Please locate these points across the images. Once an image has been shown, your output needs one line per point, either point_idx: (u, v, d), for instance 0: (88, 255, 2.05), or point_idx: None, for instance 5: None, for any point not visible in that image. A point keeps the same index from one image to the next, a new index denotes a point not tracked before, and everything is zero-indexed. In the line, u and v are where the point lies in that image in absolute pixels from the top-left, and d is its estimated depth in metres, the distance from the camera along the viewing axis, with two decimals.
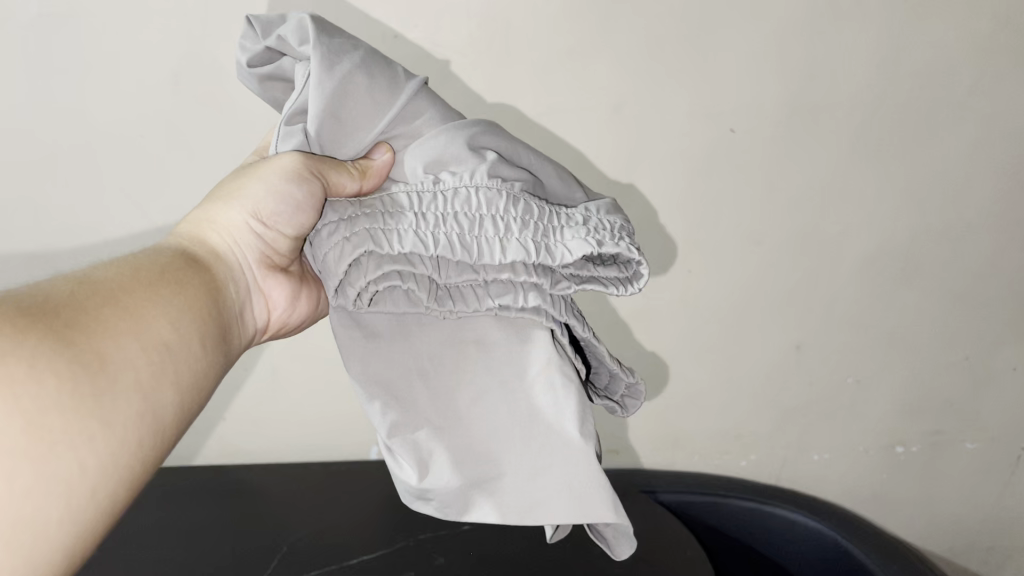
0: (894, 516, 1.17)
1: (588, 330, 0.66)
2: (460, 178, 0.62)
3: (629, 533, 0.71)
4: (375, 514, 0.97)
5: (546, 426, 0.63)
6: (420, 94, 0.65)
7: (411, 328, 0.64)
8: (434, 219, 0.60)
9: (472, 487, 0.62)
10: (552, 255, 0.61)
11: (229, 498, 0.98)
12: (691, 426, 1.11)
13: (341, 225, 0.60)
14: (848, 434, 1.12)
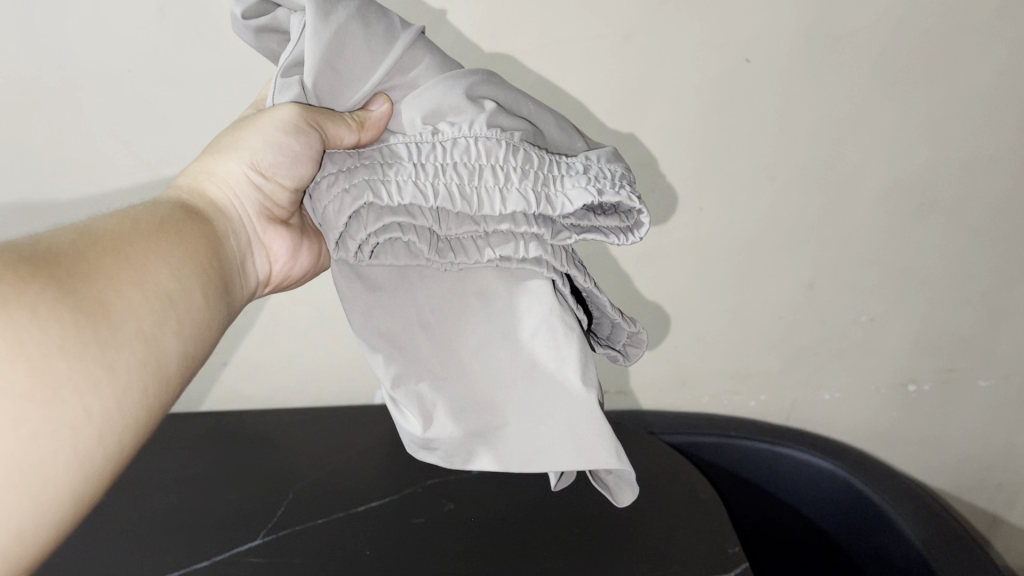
0: (904, 452, 1.12)
1: (594, 282, 0.57)
2: (458, 129, 0.52)
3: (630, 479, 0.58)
4: (347, 455, 0.90)
5: (547, 375, 0.54)
6: (418, 43, 0.54)
7: (413, 278, 0.56)
8: (432, 169, 0.51)
9: (473, 438, 0.56)
10: (551, 205, 0.50)
11: (231, 447, 0.91)
12: (702, 368, 1.06)
13: (340, 176, 0.51)
14: (859, 379, 1.06)
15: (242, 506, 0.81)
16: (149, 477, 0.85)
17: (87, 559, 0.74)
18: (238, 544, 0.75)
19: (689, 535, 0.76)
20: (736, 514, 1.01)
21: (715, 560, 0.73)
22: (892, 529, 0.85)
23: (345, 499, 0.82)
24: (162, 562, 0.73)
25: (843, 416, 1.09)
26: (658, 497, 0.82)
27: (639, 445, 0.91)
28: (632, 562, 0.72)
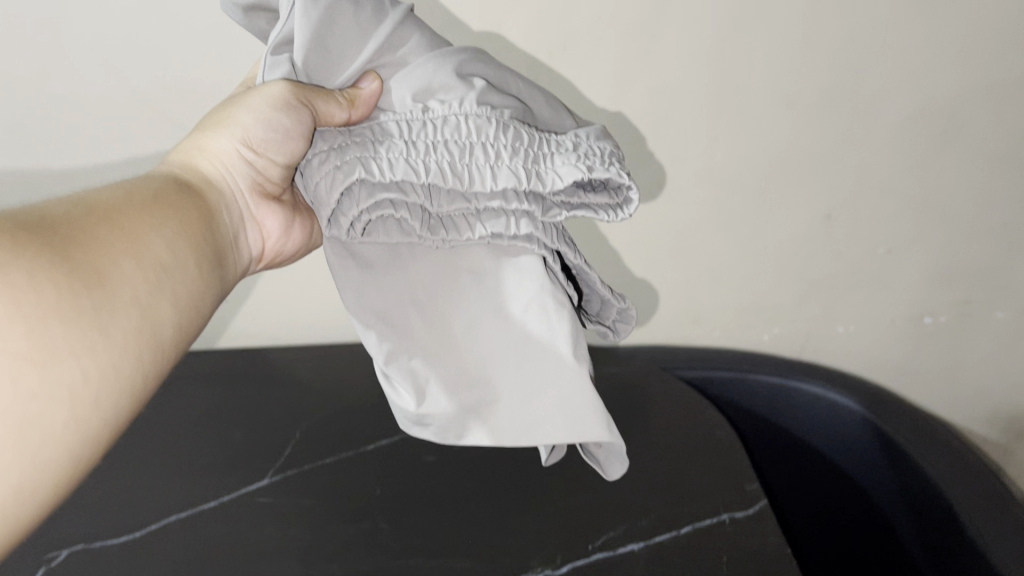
0: (918, 384, 1.11)
1: (585, 260, 0.57)
2: (449, 106, 0.50)
3: (619, 449, 0.62)
4: (354, 394, 0.88)
5: (540, 351, 0.56)
6: (408, 21, 0.53)
7: (405, 253, 0.57)
8: (423, 147, 0.50)
9: (466, 413, 0.57)
10: (542, 182, 0.50)
11: (234, 386, 0.89)
12: (714, 299, 1.04)
13: (331, 154, 0.52)
14: (874, 311, 1.04)
15: (250, 445, 0.79)
16: (153, 415, 0.84)
17: (93, 499, 0.73)
18: (247, 483, 0.74)
19: (705, 472, 0.74)
20: (755, 452, 1.00)
21: (733, 497, 0.71)
22: (908, 465, 0.83)
23: (354, 438, 0.80)
24: (170, 502, 0.72)
25: (857, 349, 1.08)
26: (673, 433, 0.80)
27: (651, 380, 0.89)
28: (648, 501, 0.71)
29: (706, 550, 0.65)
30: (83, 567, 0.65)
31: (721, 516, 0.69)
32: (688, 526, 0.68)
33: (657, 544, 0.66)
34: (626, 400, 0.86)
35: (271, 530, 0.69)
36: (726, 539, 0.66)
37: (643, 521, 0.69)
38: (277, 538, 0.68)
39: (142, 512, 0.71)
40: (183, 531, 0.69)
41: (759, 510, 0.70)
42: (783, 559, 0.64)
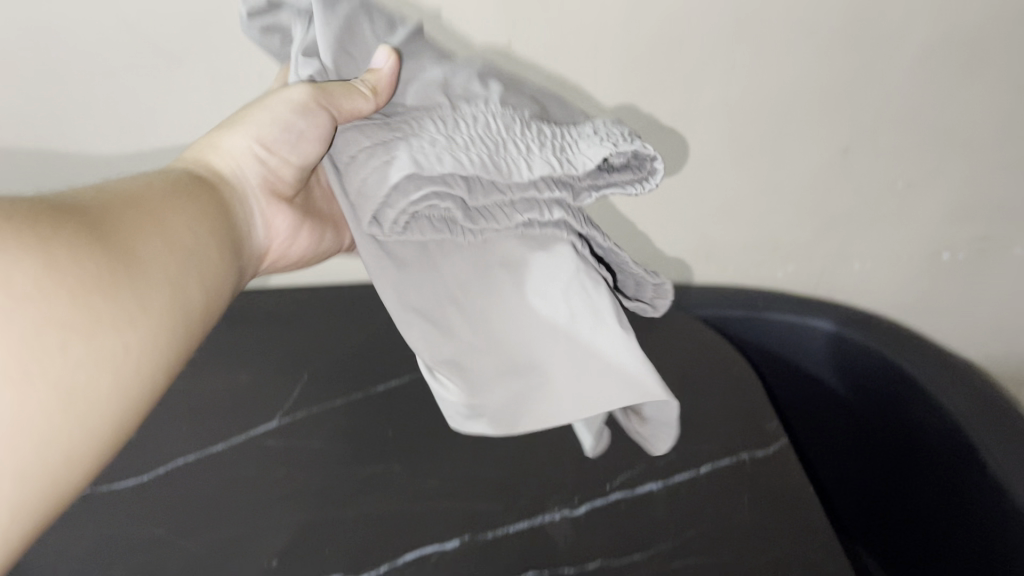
0: (935, 319, 1.09)
1: (608, 238, 0.59)
2: (474, 107, 0.53)
3: (676, 422, 0.61)
4: (361, 335, 0.86)
5: (585, 331, 0.56)
6: (414, 36, 0.56)
7: (438, 254, 0.55)
8: (459, 140, 0.50)
9: (521, 400, 0.57)
10: (574, 165, 0.52)
11: (238, 327, 0.87)
12: (727, 237, 1.01)
13: (373, 150, 0.50)
14: (890, 247, 1.02)
15: (256, 388, 0.78)
16: None
17: None
18: (255, 426, 0.73)
19: (723, 411, 0.73)
20: (776, 392, 0.99)
21: (751, 436, 0.70)
22: (926, 403, 0.81)
23: (362, 380, 0.78)
24: (176, 446, 0.71)
25: (872, 286, 1.06)
26: (688, 372, 0.78)
27: (665, 318, 0.87)
28: (665, 440, 0.69)
29: (726, 490, 0.64)
30: (90, 512, 0.64)
31: (740, 455, 0.68)
32: (707, 464, 0.67)
33: (676, 484, 0.65)
34: (640, 339, 0.84)
35: (281, 473, 0.67)
36: (747, 478, 0.65)
37: (661, 461, 0.67)
38: (287, 482, 0.66)
39: (149, 455, 0.70)
40: (192, 475, 0.67)
41: (778, 449, 0.68)
42: (804, 498, 0.63)
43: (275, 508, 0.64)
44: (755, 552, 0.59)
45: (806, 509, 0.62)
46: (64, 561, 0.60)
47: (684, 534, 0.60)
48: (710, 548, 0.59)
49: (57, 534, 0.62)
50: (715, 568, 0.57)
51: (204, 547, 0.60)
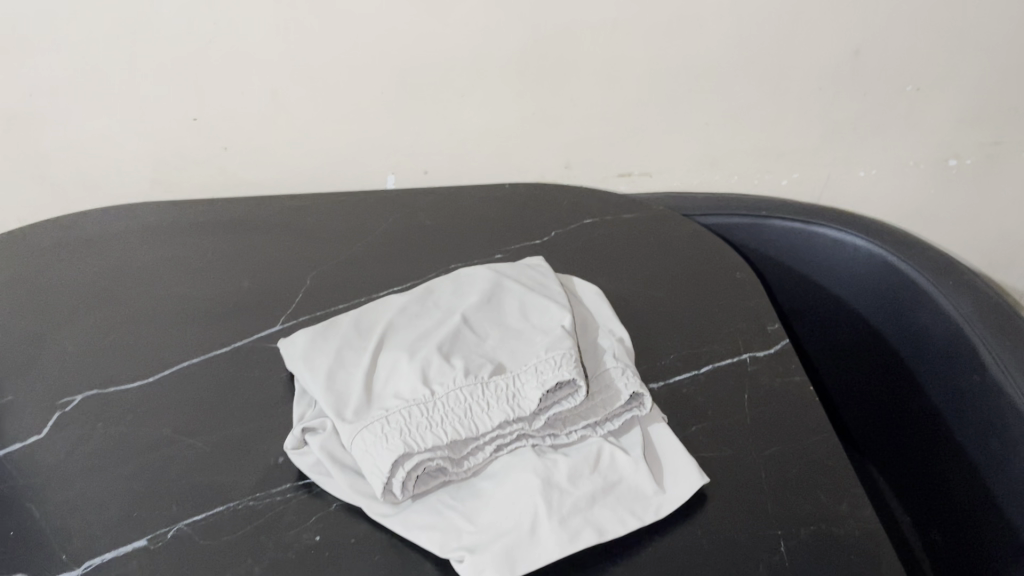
0: (939, 232, 1.08)
1: (593, 349, 0.62)
2: (447, 386, 0.57)
3: (674, 481, 0.56)
4: (361, 240, 0.85)
5: (566, 486, 0.55)
6: (382, 322, 0.64)
7: (424, 429, 0.54)
8: (433, 419, 0.55)
9: (505, 524, 0.53)
10: (521, 405, 0.56)
11: (236, 231, 0.86)
12: (733, 144, 0.99)
13: (368, 431, 0.55)
14: (898, 153, 1.00)
15: (258, 294, 0.77)
16: (149, 270, 0.80)
17: (99, 346, 0.71)
18: (258, 330, 0.73)
19: (725, 313, 0.73)
20: (784, 308, 0.97)
21: (753, 338, 0.70)
22: (930, 306, 0.81)
23: (363, 285, 0.78)
24: (180, 348, 0.71)
25: (879, 193, 1.03)
26: (691, 278, 0.78)
27: (669, 224, 0.86)
28: (667, 341, 0.70)
29: (727, 388, 0.65)
30: (98, 412, 0.65)
31: (742, 356, 0.68)
32: (708, 365, 0.67)
33: (677, 384, 0.65)
34: (643, 243, 0.83)
35: (287, 377, 0.68)
36: (748, 378, 0.66)
37: (663, 361, 0.67)
38: (292, 386, 0.67)
39: (153, 357, 0.70)
40: (198, 376, 0.68)
41: (780, 350, 0.69)
42: (808, 404, 0.63)
43: (282, 410, 0.65)
44: (754, 448, 0.60)
45: (805, 407, 0.63)
46: (75, 458, 0.61)
47: (685, 429, 0.61)
48: (710, 443, 0.60)
49: (67, 433, 0.63)
50: (715, 462, 0.59)
51: (212, 446, 0.62)
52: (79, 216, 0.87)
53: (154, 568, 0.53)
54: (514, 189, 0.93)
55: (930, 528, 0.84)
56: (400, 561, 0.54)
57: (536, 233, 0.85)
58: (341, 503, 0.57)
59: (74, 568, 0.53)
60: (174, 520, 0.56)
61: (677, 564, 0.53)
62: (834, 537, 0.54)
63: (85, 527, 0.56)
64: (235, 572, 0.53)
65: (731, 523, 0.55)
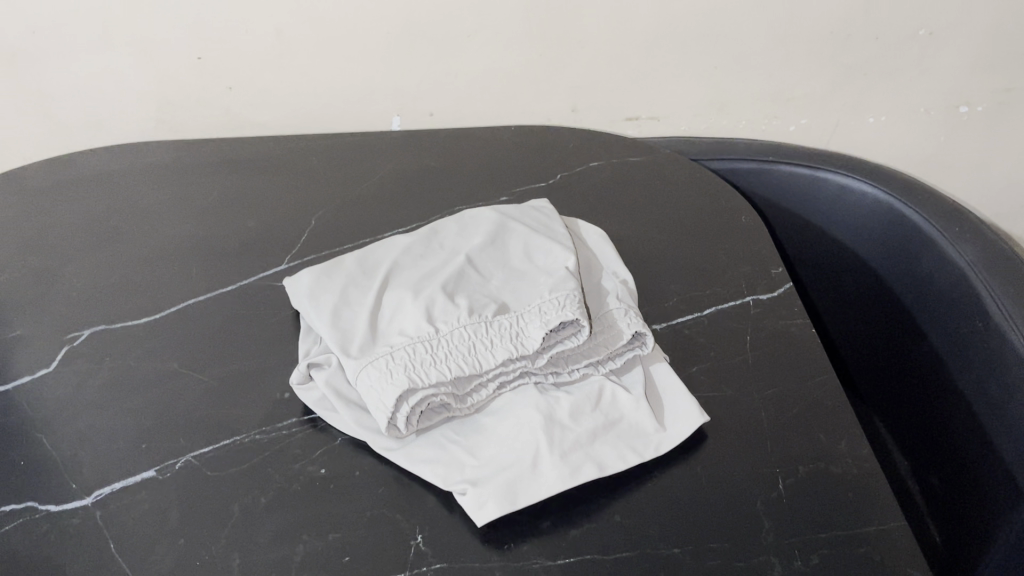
0: (947, 179, 1.07)
1: (596, 290, 0.63)
2: (452, 323, 0.57)
3: (675, 421, 0.57)
4: (367, 181, 0.85)
5: (566, 422, 0.56)
6: (386, 259, 0.65)
7: (428, 366, 0.55)
8: (438, 355, 0.56)
9: (507, 458, 0.54)
10: (525, 344, 0.57)
11: (241, 171, 0.86)
12: (741, 89, 0.98)
13: (372, 366, 0.55)
14: (908, 99, 0.99)
15: (263, 233, 0.78)
16: (153, 208, 0.81)
17: (104, 283, 0.72)
18: (264, 268, 0.73)
19: (729, 257, 0.73)
20: (788, 254, 0.97)
21: (757, 282, 0.70)
22: (934, 253, 0.81)
23: (368, 226, 0.78)
24: (186, 286, 0.71)
25: (887, 140, 1.03)
26: (696, 222, 0.78)
27: (674, 168, 0.86)
28: (671, 283, 0.70)
29: (730, 330, 0.65)
30: (105, 347, 0.65)
31: (745, 299, 0.68)
32: (711, 308, 0.67)
33: (680, 325, 0.66)
34: (649, 187, 0.83)
35: (293, 315, 0.69)
36: (750, 321, 0.66)
37: (666, 303, 0.68)
38: (298, 323, 0.68)
39: (159, 294, 0.71)
40: (203, 313, 0.69)
41: (783, 293, 0.69)
42: (810, 347, 0.64)
43: (288, 347, 0.65)
44: (754, 389, 0.60)
45: (806, 349, 0.64)
46: (84, 391, 0.62)
47: (687, 369, 0.62)
48: (710, 383, 0.61)
49: (75, 366, 0.64)
50: (715, 401, 0.60)
51: (219, 381, 0.62)
52: (85, 154, 0.88)
53: (162, 497, 0.54)
54: (519, 132, 0.92)
55: (927, 473, 0.85)
56: (403, 492, 0.55)
57: (541, 176, 0.85)
58: (346, 438, 0.58)
59: (84, 497, 0.54)
60: (181, 452, 0.57)
61: (674, 498, 0.54)
62: (831, 474, 0.55)
63: (95, 457, 0.57)
64: (242, 502, 0.54)
65: (729, 461, 0.56)
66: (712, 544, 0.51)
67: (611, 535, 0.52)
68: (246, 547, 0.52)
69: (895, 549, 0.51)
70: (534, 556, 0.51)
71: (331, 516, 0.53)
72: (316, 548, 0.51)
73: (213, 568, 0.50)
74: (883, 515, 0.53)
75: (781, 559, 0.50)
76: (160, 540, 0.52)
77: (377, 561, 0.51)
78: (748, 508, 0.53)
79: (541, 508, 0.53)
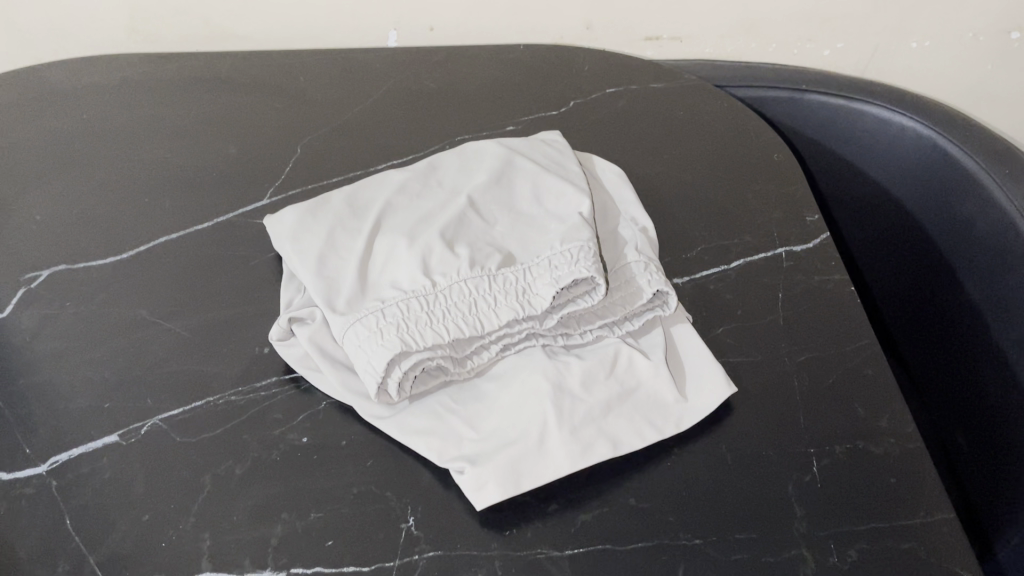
0: (992, 111, 0.98)
1: (613, 240, 0.56)
2: (451, 277, 0.51)
3: (701, 393, 0.51)
4: (359, 104, 0.77)
5: (578, 393, 0.50)
6: (378, 197, 0.58)
7: (425, 327, 0.49)
8: (438, 314, 0.49)
9: (511, 435, 0.48)
10: (532, 304, 0.50)
11: (223, 90, 0.78)
12: (773, 8, 0.89)
13: (362, 324, 0.49)
14: (955, 22, 0.89)
15: (244, 162, 0.70)
16: (123, 130, 0.73)
17: (66, 214, 0.65)
18: (244, 203, 0.66)
19: (760, 202, 0.66)
20: (816, 188, 0.90)
21: (790, 230, 0.63)
22: (980, 194, 0.73)
23: (360, 155, 0.71)
24: (158, 221, 0.64)
25: (928, 66, 0.94)
26: (723, 159, 0.70)
27: (699, 96, 0.78)
28: (695, 230, 0.63)
29: (759, 286, 0.59)
30: (67, 290, 0.59)
31: (777, 250, 0.61)
32: (740, 260, 0.61)
33: (704, 280, 0.59)
34: (671, 119, 0.75)
35: (276, 257, 0.62)
36: (782, 276, 0.60)
37: (689, 254, 0.61)
38: (281, 267, 0.61)
39: (128, 229, 0.64)
40: (177, 252, 0.62)
41: (819, 244, 0.62)
42: (847, 309, 0.57)
43: (270, 294, 0.59)
44: (786, 355, 0.54)
45: (843, 310, 0.57)
46: (43, 340, 0.56)
47: (711, 331, 0.56)
48: (737, 347, 0.55)
49: (33, 311, 0.57)
50: (742, 368, 0.53)
51: (192, 332, 0.56)
52: (50, 66, 0.79)
53: (125, 467, 0.48)
54: (529, 51, 0.84)
55: (955, 431, 0.79)
56: (395, 465, 0.49)
57: (552, 102, 0.77)
58: (332, 401, 0.53)
59: (39, 464, 0.49)
60: (148, 414, 0.51)
61: (696, 479, 0.48)
62: (871, 455, 0.49)
63: (52, 418, 0.51)
64: (213, 474, 0.48)
65: (758, 439, 0.50)
66: (738, 535, 0.45)
67: (626, 521, 0.46)
68: (217, 526, 0.46)
69: (942, 545, 0.45)
70: (539, 545, 0.45)
71: (313, 491, 0.48)
72: (295, 530, 0.46)
73: (179, 550, 0.45)
74: (929, 504, 0.47)
75: (815, 554, 0.45)
76: (121, 517, 0.46)
77: (363, 546, 0.45)
78: (779, 493, 0.47)
79: (548, 489, 0.48)
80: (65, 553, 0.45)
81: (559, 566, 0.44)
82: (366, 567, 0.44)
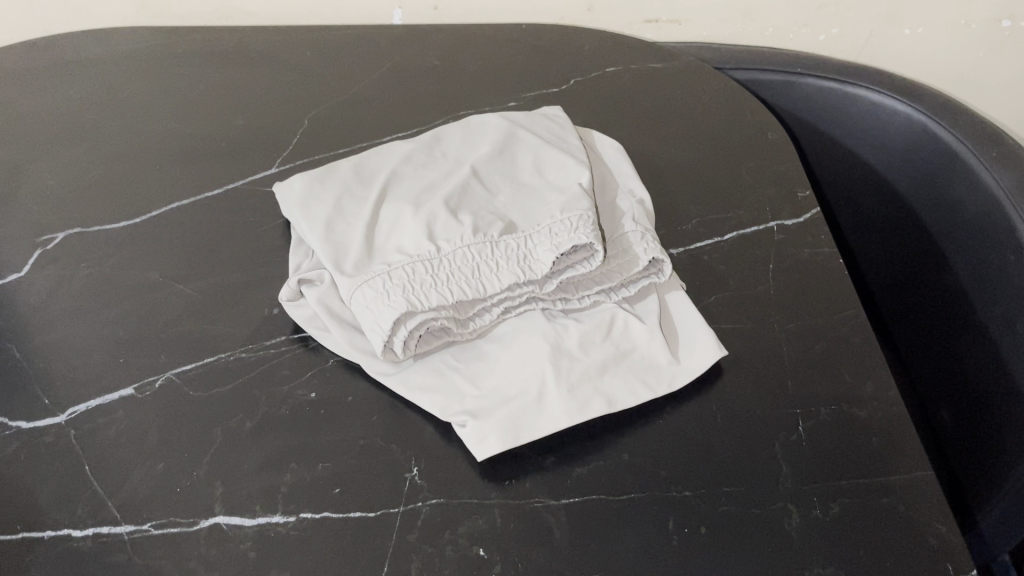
0: (982, 97, 1.00)
1: (613, 211, 0.58)
2: (455, 242, 0.53)
3: (696, 355, 0.53)
4: (364, 80, 0.78)
5: (574, 354, 0.52)
6: (385, 166, 0.60)
7: (429, 290, 0.51)
8: (443, 277, 0.52)
9: (511, 394, 0.51)
10: (532, 270, 0.53)
11: (232, 64, 0.80)
12: None
13: (369, 285, 0.51)
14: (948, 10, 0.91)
15: (253, 134, 0.72)
16: (134, 101, 0.75)
17: (79, 180, 0.67)
18: (253, 172, 0.68)
19: (753, 178, 0.68)
20: (810, 170, 0.92)
21: (781, 206, 0.65)
22: (968, 178, 0.76)
23: (365, 128, 0.73)
24: (169, 188, 0.66)
25: (921, 53, 0.96)
26: (718, 137, 0.73)
27: (696, 76, 0.80)
28: (689, 205, 0.65)
29: (751, 258, 0.61)
30: (82, 252, 0.61)
31: (769, 224, 0.64)
32: (732, 233, 0.63)
33: (697, 252, 0.61)
34: (668, 97, 0.77)
35: (283, 224, 0.64)
36: (773, 249, 0.62)
37: (683, 226, 0.63)
38: (289, 234, 0.63)
39: (140, 195, 0.65)
40: (188, 218, 0.64)
41: (809, 219, 0.64)
42: (834, 281, 0.59)
43: (278, 259, 0.61)
44: (774, 323, 0.57)
45: (830, 282, 0.59)
46: (58, 299, 0.58)
47: (703, 299, 0.58)
48: (728, 315, 0.57)
49: (48, 273, 0.59)
50: (733, 335, 0.56)
51: (203, 293, 0.58)
52: (61, 38, 0.81)
53: (140, 419, 0.51)
54: (531, 31, 0.86)
55: (941, 406, 0.81)
56: (400, 420, 0.51)
57: (553, 80, 0.79)
58: (339, 359, 0.55)
59: (58, 414, 0.51)
60: (161, 369, 0.53)
61: (688, 437, 0.50)
62: (855, 417, 0.52)
63: (68, 373, 0.53)
64: (225, 426, 0.50)
65: (746, 400, 0.52)
66: (726, 488, 0.48)
67: (619, 474, 0.48)
68: (229, 474, 0.48)
69: (921, 501, 0.48)
70: (537, 495, 0.47)
71: (321, 442, 0.50)
72: (304, 478, 0.48)
73: (193, 496, 0.47)
74: (908, 463, 0.49)
75: (799, 507, 0.47)
76: (137, 465, 0.48)
77: (369, 493, 0.47)
78: (767, 450, 0.50)
79: (546, 443, 0.50)
80: (83, 497, 0.47)
81: (555, 515, 0.47)
82: (372, 513, 0.47)
